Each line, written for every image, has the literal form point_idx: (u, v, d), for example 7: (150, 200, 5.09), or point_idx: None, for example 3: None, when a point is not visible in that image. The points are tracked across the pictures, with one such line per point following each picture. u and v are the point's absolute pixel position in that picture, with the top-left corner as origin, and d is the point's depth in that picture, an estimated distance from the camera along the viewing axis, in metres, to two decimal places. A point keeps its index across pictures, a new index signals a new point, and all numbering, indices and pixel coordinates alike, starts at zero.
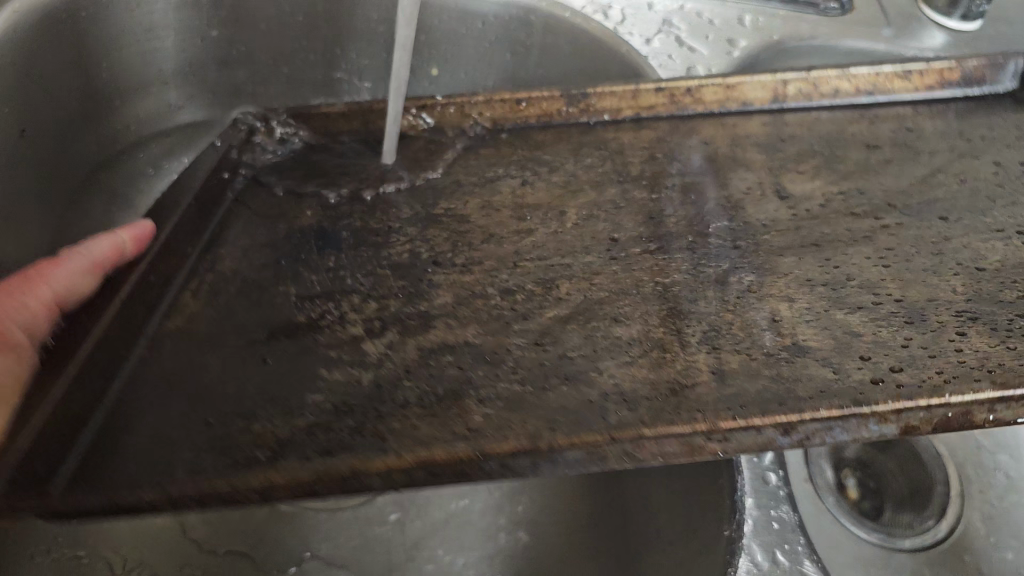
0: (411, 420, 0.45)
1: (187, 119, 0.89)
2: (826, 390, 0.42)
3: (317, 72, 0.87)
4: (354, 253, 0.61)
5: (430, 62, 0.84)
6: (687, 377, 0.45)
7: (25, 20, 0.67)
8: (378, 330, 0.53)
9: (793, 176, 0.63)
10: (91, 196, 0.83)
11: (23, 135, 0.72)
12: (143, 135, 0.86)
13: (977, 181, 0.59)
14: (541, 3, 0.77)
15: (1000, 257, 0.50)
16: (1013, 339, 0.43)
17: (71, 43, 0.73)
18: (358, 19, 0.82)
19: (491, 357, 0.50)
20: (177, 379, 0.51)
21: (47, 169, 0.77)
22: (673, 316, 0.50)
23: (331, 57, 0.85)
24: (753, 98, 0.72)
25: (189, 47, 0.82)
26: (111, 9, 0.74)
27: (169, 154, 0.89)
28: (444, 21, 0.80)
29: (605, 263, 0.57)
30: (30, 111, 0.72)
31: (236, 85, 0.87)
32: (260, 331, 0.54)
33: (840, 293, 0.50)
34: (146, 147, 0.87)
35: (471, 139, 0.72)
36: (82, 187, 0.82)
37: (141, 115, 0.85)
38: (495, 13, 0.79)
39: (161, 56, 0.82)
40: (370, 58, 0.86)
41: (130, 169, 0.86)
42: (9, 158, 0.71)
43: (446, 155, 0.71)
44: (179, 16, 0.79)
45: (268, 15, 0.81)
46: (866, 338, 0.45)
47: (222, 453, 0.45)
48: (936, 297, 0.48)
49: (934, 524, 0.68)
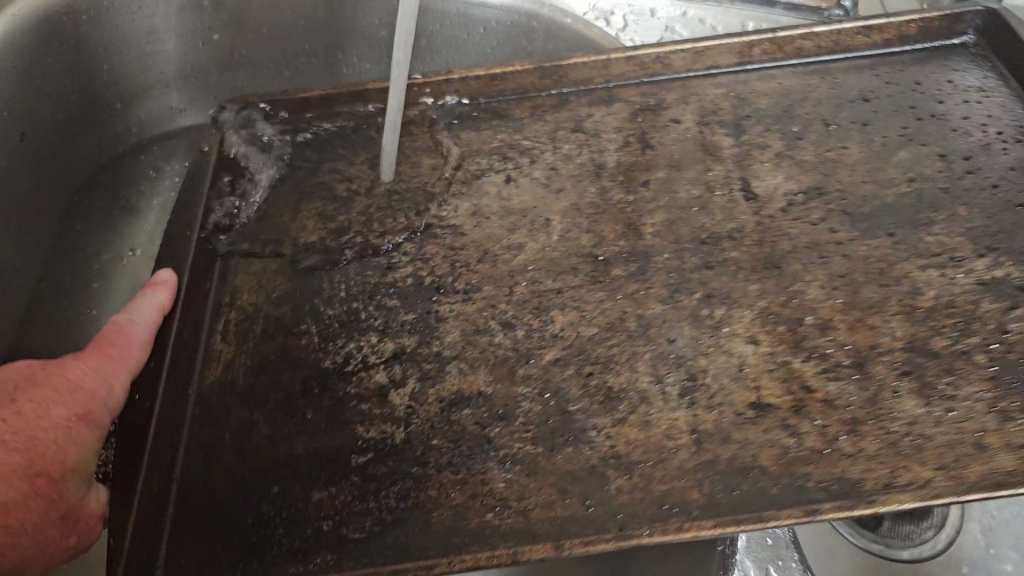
0: (446, 488, 0.55)
1: (186, 121, 0.96)
2: (784, 458, 0.52)
3: (318, 70, 0.94)
4: (361, 279, 0.67)
5: (434, 65, 0.90)
6: (669, 439, 0.54)
7: (25, 27, 0.74)
8: (400, 377, 0.61)
9: (758, 167, 0.68)
10: (93, 198, 0.90)
11: (24, 138, 0.78)
12: (144, 136, 0.94)
13: (924, 180, 0.65)
14: (541, 9, 0.80)
15: (934, 292, 0.58)
16: (937, 399, 0.53)
17: (73, 47, 0.80)
18: (357, 19, 0.88)
19: (503, 410, 0.58)
20: (234, 441, 0.60)
21: (54, 171, 0.84)
22: (655, 360, 0.59)
23: (334, 63, 0.92)
24: (720, 61, 0.75)
25: (188, 50, 0.90)
26: (110, 8, 0.82)
27: (169, 156, 0.96)
28: (446, 26, 0.86)
29: (592, 288, 0.63)
30: (31, 117, 0.78)
31: (235, 85, 0.95)
32: (295, 380, 0.62)
33: (797, 333, 0.58)
34: (147, 149, 0.95)
35: (449, 115, 0.76)
36: (84, 190, 0.89)
37: (142, 116, 0.93)
38: (497, 19, 0.83)
39: (163, 57, 0.89)
40: (373, 63, 0.92)
41: (132, 170, 0.94)
42: (18, 159, 0.78)
43: (430, 145, 0.74)
44: (180, 19, 0.87)
45: (269, 18, 0.88)
46: (817, 395, 0.54)
47: (293, 524, 0.55)
48: (878, 342, 0.56)
49: (934, 534, 0.62)
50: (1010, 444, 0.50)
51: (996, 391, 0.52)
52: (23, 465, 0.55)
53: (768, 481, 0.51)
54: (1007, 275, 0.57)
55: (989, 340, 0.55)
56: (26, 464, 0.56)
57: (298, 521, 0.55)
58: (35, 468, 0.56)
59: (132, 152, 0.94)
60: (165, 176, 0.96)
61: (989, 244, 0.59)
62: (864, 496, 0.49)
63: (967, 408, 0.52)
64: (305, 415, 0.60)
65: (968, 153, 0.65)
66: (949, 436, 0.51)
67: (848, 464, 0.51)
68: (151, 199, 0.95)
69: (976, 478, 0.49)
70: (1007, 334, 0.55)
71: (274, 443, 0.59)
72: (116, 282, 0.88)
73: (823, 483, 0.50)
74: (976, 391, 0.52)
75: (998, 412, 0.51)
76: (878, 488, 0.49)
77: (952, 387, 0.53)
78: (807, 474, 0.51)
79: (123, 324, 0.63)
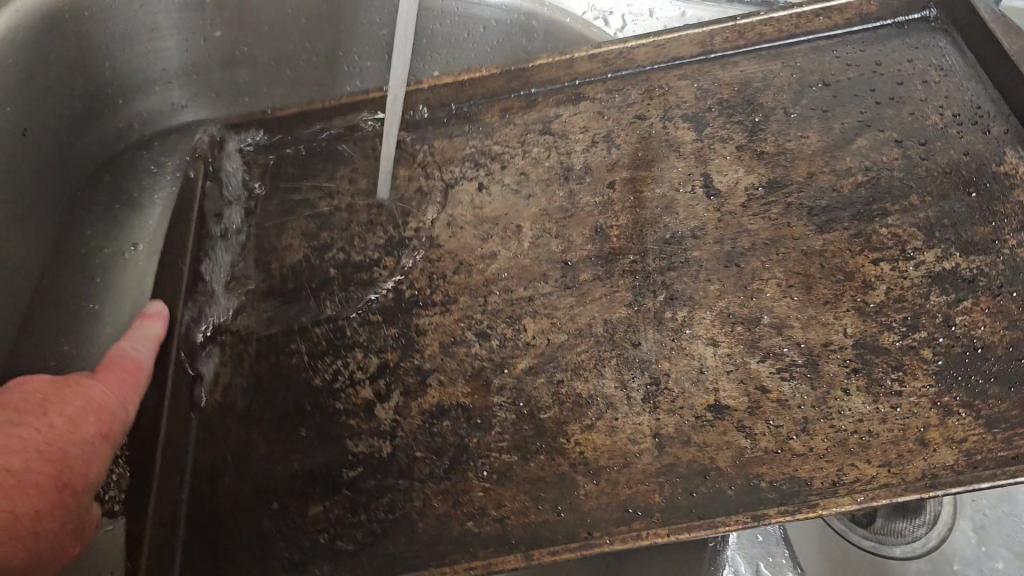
0: (430, 498, 0.59)
1: (187, 117, 0.97)
2: (739, 459, 0.55)
3: (321, 71, 0.92)
4: (346, 296, 0.70)
5: (433, 65, 0.91)
6: (633, 444, 0.58)
7: (24, 21, 0.73)
8: (384, 392, 0.65)
9: (720, 162, 0.70)
10: (97, 192, 0.92)
11: (25, 134, 0.78)
12: (145, 133, 0.96)
13: (880, 168, 0.66)
14: (541, 9, 0.82)
15: (887, 286, 0.60)
16: (884, 396, 0.55)
17: (74, 41, 0.80)
18: (360, 18, 0.87)
19: (480, 420, 0.62)
20: (235, 462, 0.64)
21: (58, 170, 0.85)
22: (621, 365, 0.62)
23: (334, 62, 0.91)
24: (682, 52, 0.76)
25: (192, 48, 0.90)
26: (113, 5, 0.80)
27: (169, 151, 0.98)
28: (445, 25, 0.87)
29: (561, 295, 0.67)
30: (33, 114, 0.78)
31: (237, 84, 0.94)
32: (287, 399, 0.66)
33: (754, 333, 0.61)
34: (149, 145, 0.97)
35: (422, 125, 0.78)
36: (88, 183, 0.91)
37: (143, 112, 0.94)
38: (496, 18, 0.85)
39: (163, 54, 0.89)
40: (374, 61, 0.91)
41: (133, 166, 0.95)
42: (19, 157, 0.78)
43: (405, 156, 0.77)
44: (183, 17, 0.86)
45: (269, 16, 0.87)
46: (771, 395, 0.57)
47: (293, 538, 0.60)
48: (830, 339, 0.59)
49: (926, 532, 0.75)
50: (951, 438, 0.53)
51: (939, 385, 0.55)
52: (54, 476, 0.56)
53: (724, 481, 0.55)
54: (954, 266, 0.60)
55: (934, 333, 0.57)
56: (58, 475, 0.56)
57: (298, 535, 0.60)
58: (62, 480, 0.57)
59: (133, 148, 0.96)
60: (166, 172, 0.98)
61: (938, 234, 0.61)
62: (812, 495, 0.52)
63: (912, 403, 0.55)
64: (299, 433, 0.65)
65: (923, 139, 0.67)
66: (893, 432, 0.54)
67: (800, 463, 0.54)
68: (152, 195, 0.96)
69: (916, 472, 0.52)
70: (951, 327, 0.57)
71: (273, 461, 0.64)
72: (117, 275, 0.90)
73: (775, 482, 0.54)
74: (920, 386, 0.55)
75: (941, 405, 0.54)
76: (826, 487, 0.53)
77: (898, 382, 0.56)
78: (760, 473, 0.54)
79: (129, 351, 0.65)
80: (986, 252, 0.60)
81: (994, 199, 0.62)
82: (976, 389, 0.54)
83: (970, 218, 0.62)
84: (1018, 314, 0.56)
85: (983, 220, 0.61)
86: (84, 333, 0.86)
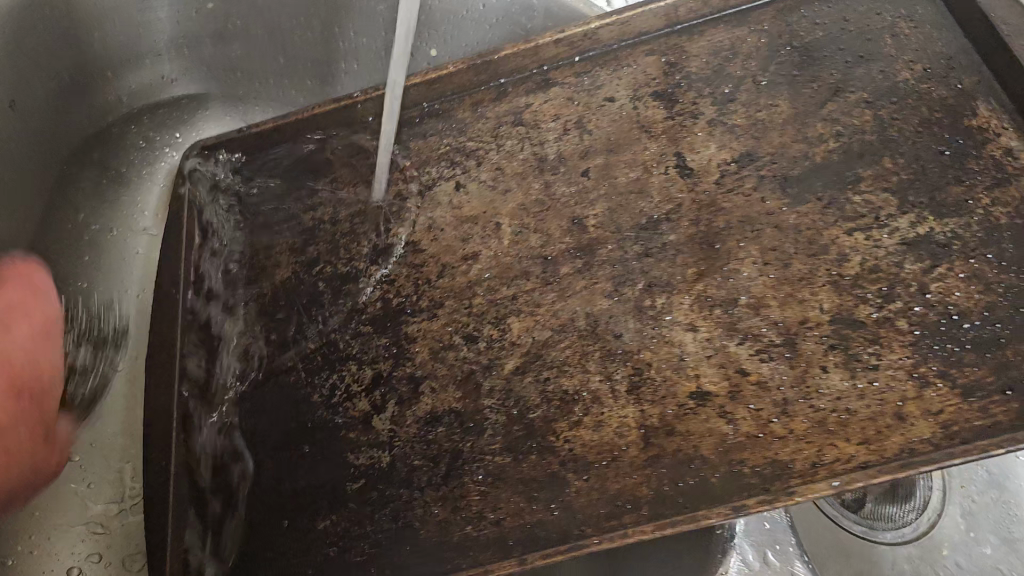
0: (430, 505, 0.62)
1: (178, 90, 0.97)
2: (722, 446, 0.56)
3: (318, 49, 0.93)
4: (335, 309, 0.72)
5: (431, 43, 0.90)
6: (620, 438, 0.59)
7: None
8: (380, 403, 0.67)
9: (692, 139, 0.70)
10: (87, 167, 0.92)
11: (15, 107, 0.78)
12: (134, 107, 0.95)
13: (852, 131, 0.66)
14: None
15: (862, 257, 0.60)
16: (860, 373, 0.56)
17: (65, 13, 0.80)
18: None
19: (473, 423, 0.64)
20: (246, 484, 0.67)
21: (58, 149, 0.86)
22: (604, 358, 0.63)
23: (332, 37, 0.92)
24: (646, 27, 0.75)
25: (183, 19, 0.90)
26: None
27: (159, 125, 0.98)
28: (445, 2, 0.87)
29: (544, 291, 0.67)
30: (24, 89, 0.79)
31: (230, 61, 0.96)
32: (289, 417, 0.68)
33: (732, 315, 0.61)
34: (138, 119, 0.96)
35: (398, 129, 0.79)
36: (81, 157, 0.90)
37: (133, 86, 0.93)
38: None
39: (157, 26, 0.90)
40: (369, 36, 0.91)
41: (123, 139, 0.95)
42: (9, 133, 0.79)
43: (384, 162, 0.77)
44: None
45: None
46: (751, 378, 0.58)
47: (305, 554, 0.63)
48: (807, 316, 0.59)
49: (915, 519, 0.86)
50: (928, 411, 0.53)
51: (916, 356, 0.55)
52: (11, 382, 0.67)
53: (709, 469, 0.56)
54: (928, 231, 0.59)
55: (910, 303, 0.57)
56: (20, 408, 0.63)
57: (309, 550, 0.63)
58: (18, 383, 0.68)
59: (121, 123, 0.94)
60: (154, 146, 0.98)
61: (912, 198, 0.61)
62: (794, 478, 0.53)
63: (890, 376, 0.55)
64: (302, 449, 0.67)
65: (893, 98, 0.66)
66: (871, 408, 0.54)
67: (781, 446, 0.55)
68: (142, 170, 0.97)
69: (895, 448, 0.52)
70: (927, 295, 0.57)
71: (279, 478, 0.66)
72: (109, 259, 0.92)
73: (759, 467, 0.55)
74: (896, 358, 0.56)
75: (918, 376, 0.54)
76: (808, 469, 0.53)
77: (875, 357, 0.56)
78: (744, 459, 0.55)
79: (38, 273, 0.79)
80: (960, 213, 0.59)
81: (967, 156, 0.61)
82: (952, 358, 0.54)
83: (943, 178, 0.61)
84: (993, 277, 0.56)
85: (955, 180, 0.61)
86: (72, 308, 0.87)
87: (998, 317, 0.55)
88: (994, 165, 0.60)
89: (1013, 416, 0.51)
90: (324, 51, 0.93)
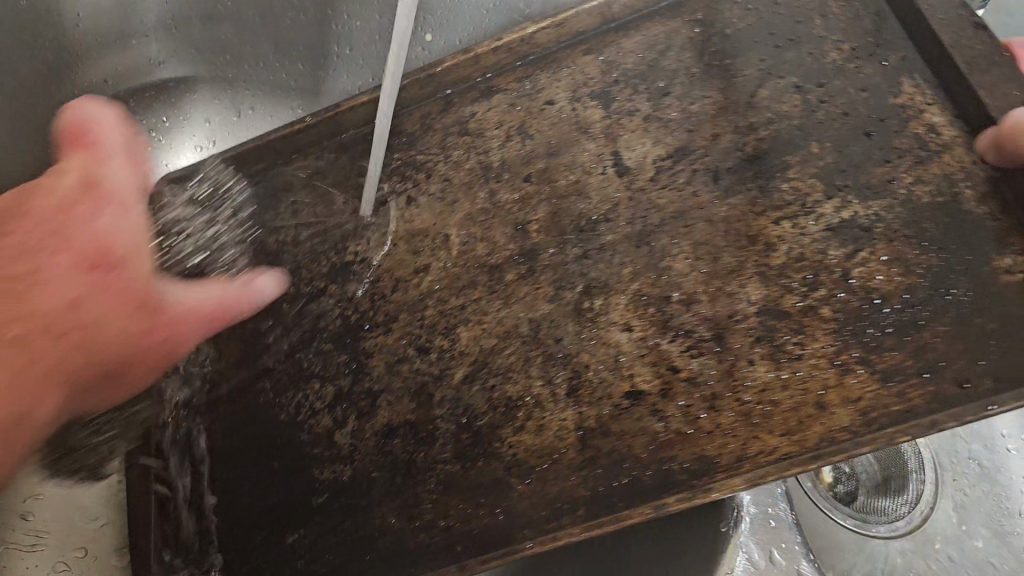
0: (387, 515, 0.64)
1: (165, 74, 1.00)
2: (653, 444, 0.57)
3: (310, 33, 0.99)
4: (299, 330, 0.75)
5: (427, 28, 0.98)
6: (560, 441, 0.60)
7: None
8: (342, 418, 0.69)
9: (628, 137, 0.70)
10: None
11: None
12: (121, 90, 0.97)
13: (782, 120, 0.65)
14: None
15: (790, 246, 0.60)
16: (786, 364, 0.56)
17: None
18: None
19: (426, 432, 0.66)
20: (225, 503, 0.71)
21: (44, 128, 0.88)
22: (546, 362, 0.64)
23: (324, 21, 0.98)
24: (581, 28, 0.77)
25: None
26: None
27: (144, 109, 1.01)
28: None
29: (489, 299, 0.69)
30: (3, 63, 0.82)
31: (218, 45, 0.99)
32: (261, 438, 0.72)
33: (665, 312, 0.62)
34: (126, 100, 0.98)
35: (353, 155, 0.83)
36: None
37: (118, 67, 0.95)
38: None
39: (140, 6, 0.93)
40: (363, 19, 0.98)
41: None
42: None
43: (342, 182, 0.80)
44: None
45: None
46: (681, 374, 0.59)
47: (279, 568, 0.66)
48: (736, 309, 0.60)
49: (908, 509, 0.84)
50: (848, 398, 0.53)
51: (838, 344, 0.55)
52: (143, 302, 0.61)
53: (641, 468, 0.57)
54: (852, 215, 0.59)
55: (834, 290, 0.57)
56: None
57: (281, 563, 0.66)
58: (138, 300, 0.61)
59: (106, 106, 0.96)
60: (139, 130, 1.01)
61: (837, 183, 0.61)
62: (720, 473, 0.54)
63: (812, 365, 0.55)
64: (274, 466, 0.70)
65: (820, 81, 0.66)
66: (794, 399, 0.55)
67: (709, 441, 0.56)
68: None
69: (815, 437, 0.53)
70: (849, 280, 0.57)
71: (255, 497, 0.70)
72: None
73: (687, 463, 0.56)
74: (819, 346, 0.56)
75: (840, 363, 0.55)
76: (734, 462, 0.54)
77: (799, 346, 0.56)
78: (674, 456, 0.56)
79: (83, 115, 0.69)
80: (883, 195, 0.59)
81: (891, 135, 0.61)
82: (873, 344, 0.55)
83: (868, 159, 0.61)
84: (914, 258, 0.56)
85: (879, 161, 0.60)
86: None
87: (917, 299, 0.55)
88: (916, 144, 0.60)
89: (930, 399, 0.51)
90: (318, 35, 0.99)
